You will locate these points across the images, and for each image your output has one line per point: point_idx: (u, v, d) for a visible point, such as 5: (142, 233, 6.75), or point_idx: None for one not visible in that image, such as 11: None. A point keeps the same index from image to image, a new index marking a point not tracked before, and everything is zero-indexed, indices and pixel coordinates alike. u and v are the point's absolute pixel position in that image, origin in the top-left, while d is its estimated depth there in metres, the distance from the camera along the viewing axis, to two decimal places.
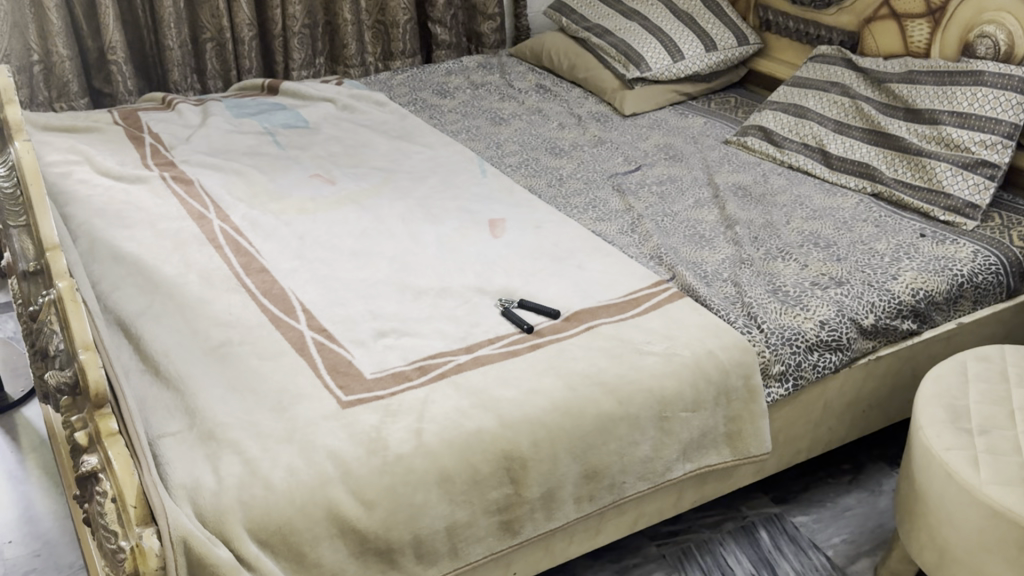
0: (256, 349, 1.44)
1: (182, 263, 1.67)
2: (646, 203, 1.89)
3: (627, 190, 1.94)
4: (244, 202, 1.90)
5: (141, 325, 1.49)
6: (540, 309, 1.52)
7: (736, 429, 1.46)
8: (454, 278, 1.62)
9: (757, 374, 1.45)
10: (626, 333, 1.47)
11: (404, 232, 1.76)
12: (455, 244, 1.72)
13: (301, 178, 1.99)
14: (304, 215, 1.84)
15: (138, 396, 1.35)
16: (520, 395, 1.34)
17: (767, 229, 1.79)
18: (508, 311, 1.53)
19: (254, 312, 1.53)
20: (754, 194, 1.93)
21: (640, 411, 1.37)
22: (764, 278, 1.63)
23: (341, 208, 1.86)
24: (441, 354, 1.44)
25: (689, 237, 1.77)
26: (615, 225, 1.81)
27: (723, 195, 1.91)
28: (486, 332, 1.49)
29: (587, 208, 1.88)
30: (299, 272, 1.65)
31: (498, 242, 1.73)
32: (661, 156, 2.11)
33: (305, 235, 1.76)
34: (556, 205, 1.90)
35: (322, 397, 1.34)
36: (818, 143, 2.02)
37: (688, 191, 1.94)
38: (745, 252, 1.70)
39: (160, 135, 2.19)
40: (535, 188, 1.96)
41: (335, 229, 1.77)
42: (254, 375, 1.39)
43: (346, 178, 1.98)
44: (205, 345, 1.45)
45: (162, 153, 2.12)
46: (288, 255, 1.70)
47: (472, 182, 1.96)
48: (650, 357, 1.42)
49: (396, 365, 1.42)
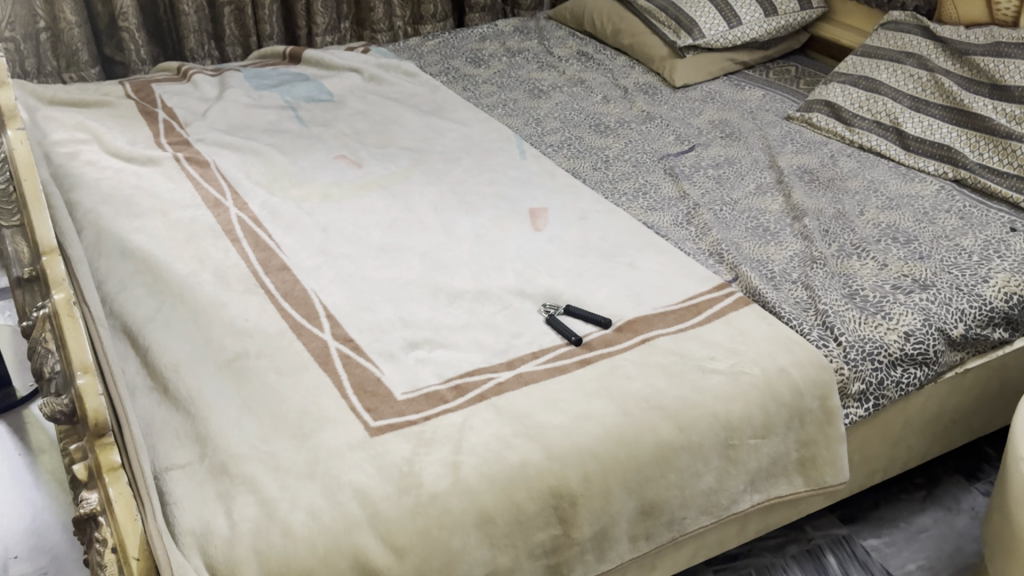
0: (275, 362, 1.30)
1: (195, 259, 1.53)
2: (702, 190, 1.73)
3: (680, 175, 1.77)
4: (263, 187, 1.75)
5: (149, 333, 1.35)
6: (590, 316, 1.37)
7: (810, 455, 1.30)
8: (494, 279, 1.46)
9: (835, 395, 1.30)
10: (686, 347, 1.31)
11: (436, 224, 1.61)
12: (493, 238, 1.57)
13: (325, 160, 1.84)
14: (327, 203, 1.69)
15: (145, 420, 1.21)
16: (569, 421, 1.19)
17: (838, 221, 1.63)
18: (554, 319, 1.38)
19: (273, 318, 1.39)
20: (822, 179, 1.76)
21: (704, 438, 1.22)
22: (839, 281, 1.46)
23: (368, 196, 1.70)
24: (480, 371, 1.29)
25: (752, 230, 1.60)
26: (669, 216, 1.65)
27: (787, 180, 1.73)
28: (529, 344, 1.34)
29: (637, 196, 1.71)
30: (322, 271, 1.50)
31: (540, 235, 1.57)
32: (717, 135, 1.93)
33: (329, 227, 1.61)
34: (602, 191, 1.73)
35: (347, 422, 1.19)
36: (892, 121, 1.83)
37: (747, 175, 1.77)
38: (816, 248, 1.53)
39: (174, 110, 2.03)
40: (580, 172, 1.80)
41: (361, 220, 1.62)
42: (272, 394, 1.24)
43: (374, 160, 1.82)
44: (218, 357, 1.31)
45: (176, 130, 1.96)
46: (311, 250, 1.55)
47: (510, 165, 1.79)
48: (714, 376, 1.27)
49: (430, 384, 1.27)
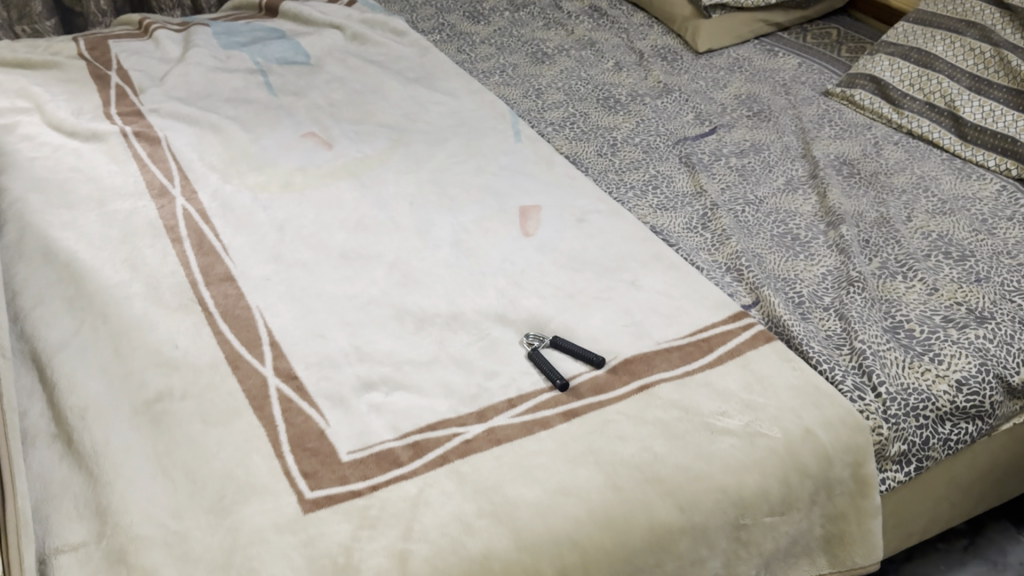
0: (203, 405, 1.10)
1: (128, 264, 1.32)
2: (723, 184, 1.49)
3: (698, 164, 1.54)
4: (217, 172, 1.52)
5: (60, 362, 1.15)
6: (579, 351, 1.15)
7: (837, 531, 1.09)
8: (470, 299, 1.24)
9: (871, 460, 1.08)
10: (692, 399, 1.09)
11: (410, 222, 1.39)
12: (474, 244, 1.34)
13: (290, 137, 1.61)
14: (287, 192, 1.47)
15: (40, 482, 1.01)
16: (545, 497, 0.99)
17: (880, 227, 1.39)
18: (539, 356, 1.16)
19: (207, 345, 1.18)
20: (862, 173, 1.52)
21: (709, 519, 1.00)
22: (879, 310, 1.24)
23: (335, 184, 1.48)
24: (444, 424, 1.08)
25: (778, 238, 1.38)
26: (682, 217, 1.42)
27: (822, 173, 1.49)
28: (505, 388, 1.12)
29: (646, 190, 1.48)
30: (272, 282, 1.29)
31: (529, 242, 1.35)
32: (743, 113, 1.69)
33: (286, 225, 1.39)
34: (606, 183, 1.50)
35: (277, 493, 0.99)
36: (948, 104, 1.58)
37: (776, 166, 1.53)
38: (853, 264, 1.30)
39: (130, 73, 1.80)
40: (582, 159, 1.56)
41: (324, 217, 1.40)
42: (193, 450, 1.04)
43: (347, 139, 1.60)
44: (137, 399, 1.10)
45: (129, 97, 1.74)
46: (262, 254, 1.34)
47: (501, 149, 1.56)
48: (726, 439, 1.05)
49: (382, 440, 1.06)
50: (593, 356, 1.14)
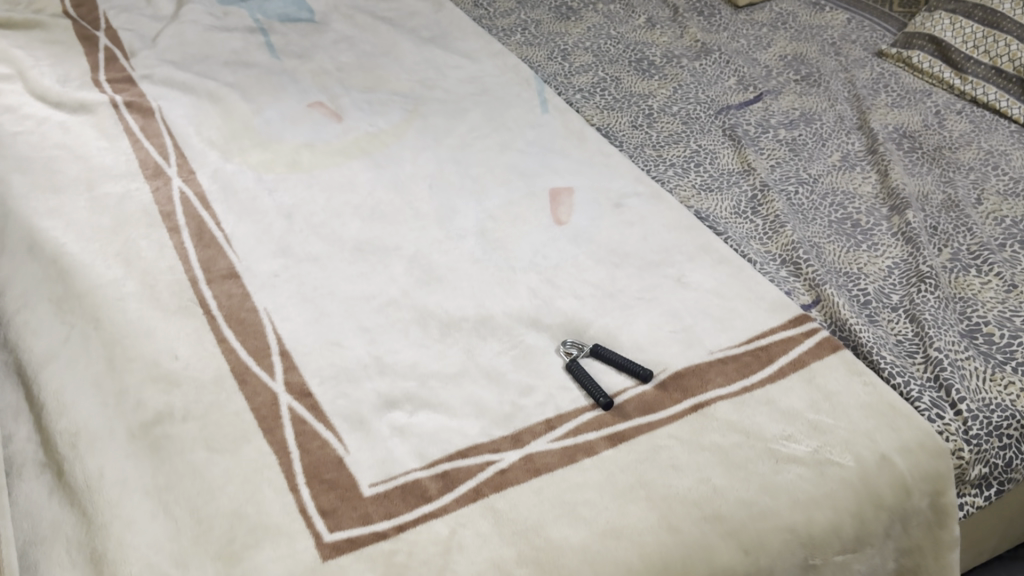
0: (207, 429, 0.99)
1: (122, 258, 1.19)
2: (772, 160, 1.37)
3: (744, 138, 1.41)
4: (217, 149, 1.39)
5: (47, 376, 1.03)
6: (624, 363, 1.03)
7: (911, 566, 0.97)
8: (500, 300, 1.12)
9: (951, 488, 0.97)
10: (753, 421, 0.98)
11: (430, 209, 1.26)
12: (501, 233, 1.22)
13: (296, 109, 1.47)
14: (294, 173, 1.34)
15: (27, 521, 0.90)
16: (594, 540, 0.87)
17: (948, 211, 1.27)
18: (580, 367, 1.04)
19: (210, 356, 1.07)
20: (925, 148, 1.39)
21: (776, 562, 0.89)
22: (953, 309, 1.12)
23: (346, 164, 1.35)
24: (477, 450, 0.96)
25: (837, 224, 1.25)
26: (730, 200, 1.30)
27: (882, 148, 1.36)
28: (542, 406, 1.01)
29: (688, 168, 1.36)
30: (280, 279, 1.17)
31: (563, 231, 1.22)
32: (790, 77, 1.56)
33: (294, 212, 1.27)
34: (644, 160, 1.37)
35: (292, 535, 0.88)
36: (1017, 70, 1.44)
37: (830, 140, 1.41)
38: (922, 255, 1.18)
39: (120, 35, 1.66)
40: (617, 132, 1.44)
41: (335, 203, 1.28)
42: (197, 483, 0.93)
43: (358, 111, 1.46)
44: (134, 422, 0.99)
45: (120, 62, 1.59)
46: (269, 247, 1.21)
47: (527, 124, 1.43)
48: (793, 470, 0.94)
49: (408, 470, 0.94)
50: (640, 369, 1.02)
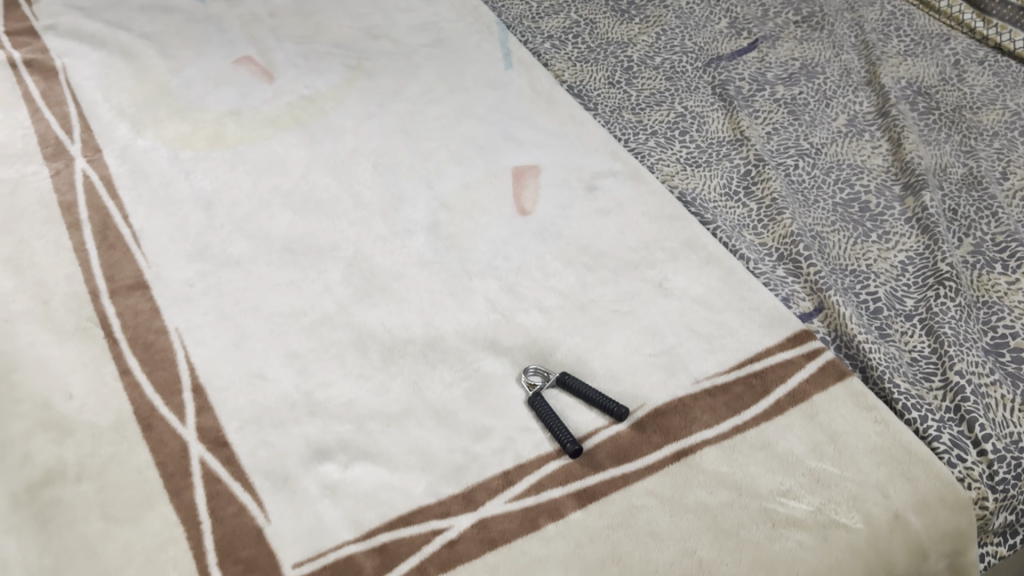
0: (104, 492, 0.83)
1: (12, 264, 1.02)
2: (769, 126, 1.20)
3: (736, 99, 1.23)
4: (129, 121, 1.20)
5: None
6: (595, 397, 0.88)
7: None
8: (452, 317, 0.96)
9: (973, 547, 0.83)
10: (745, 474, 0.83)
11: (373, 196, 1.09)
12: (455, 227, 1.05)
13: (221, 68, 1.28)
14: (217, 151, 1.15)
15: None
16: None
17: (970, 190, 1.11)
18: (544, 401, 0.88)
19: (111, 393, 0.91)
20: (942, 110, 1.22)
21: None
22: (976, 317, 0.97)
23: (277, 138, 1.17)
24: (423, 515, 0.82)
25: (841, 208, 1.09)
26: (720, 177, 1.13)
27: (894, 111, 1.19)
28: (499, 454, 0.86)
29: (673, 136, 1.19)
30: (196, 291, 1.00)
31: (527, 223, 1.05)
32: (790, 20, 1.38)
33: (215, 201, 1.09)
34: (621, 126, 1.20)
35: None
36: None
37: (834, 100, 1.24)
38: (941, 248, 1.02)
39: None
40: (590, 92, 1.26)
41: (263, 190, 1.10)
42: (90, 565, 0.78)
43: (292, 70, 1.27)
44: (18, 484, 0.83)
45: (19, 8, 1.38)
46: (183, 247, 1.04)
47: (487, 88, 1.24)
48: (791, 537, 0.80)
49: (341, 544, 0.80)
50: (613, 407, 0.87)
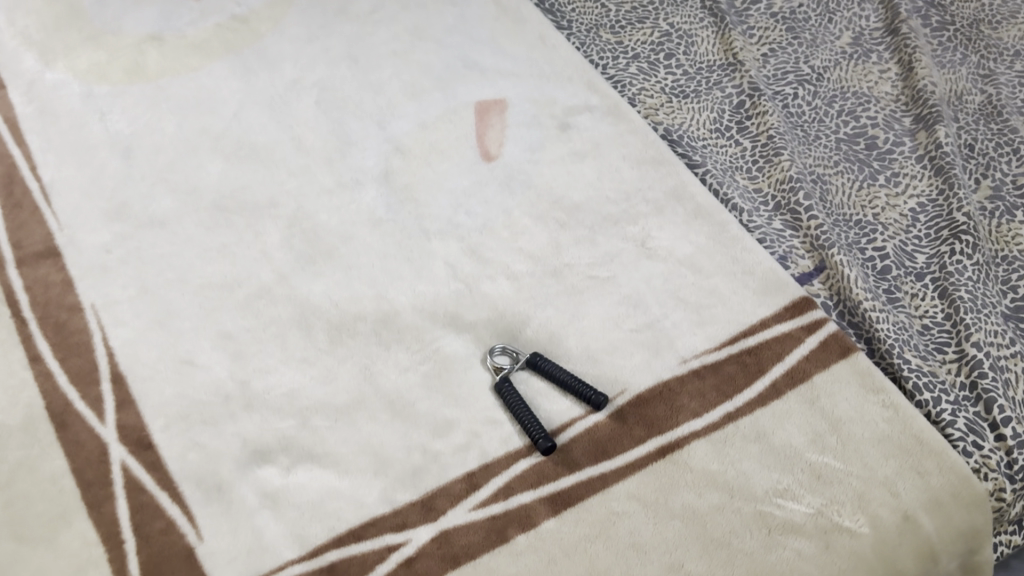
0: (14, 507, 0.73)
1: None
2: (765, 47, 1.07)
3: (728, 14, 1.09)
4: (35, 49, 1.05)
5: None
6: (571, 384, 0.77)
7: None
8: (407, 286, 0.85)
9: (988, 546, 0.75)
10: (738, 473, 0.74)
11: (317, 140, 0.95)
12: (410, 176, 0.92)
13: None
14: (137, 85, 1.01)
15: None
16: None
17: (989, 121, 0.99)
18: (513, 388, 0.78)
19: (20, 387, 0.79)
20: (958, 25, 1.09)
21: None
22: (995, 275, 0.87)
23: (205, 69, 1.02)
24: (377, 528, 0.72)
25: (845, 144, 0.97)
26: (711, 110, 1.00)
27: (906, 28, 1.06)
28: (462, 453, 0.76)
29: (658, 61, 1.06)
30: (115, 259, 0.87)
31: (492, 171, 0.92)
32: None
33: (135, 148, 0.95)
34: (598, 50, 1.07)
35: None
36: None
37: (838, 16, 1.10)
38: (958, 193, 0.91)
39: None
40: (564, 10, 1.12)
41: (190, 133, 0.96)
42: None
43: None
44: None
45: None
46: (99, 204, 0.91)
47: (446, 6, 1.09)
48: (790, 546, 0.71)
49: (284, 566, 0.70)
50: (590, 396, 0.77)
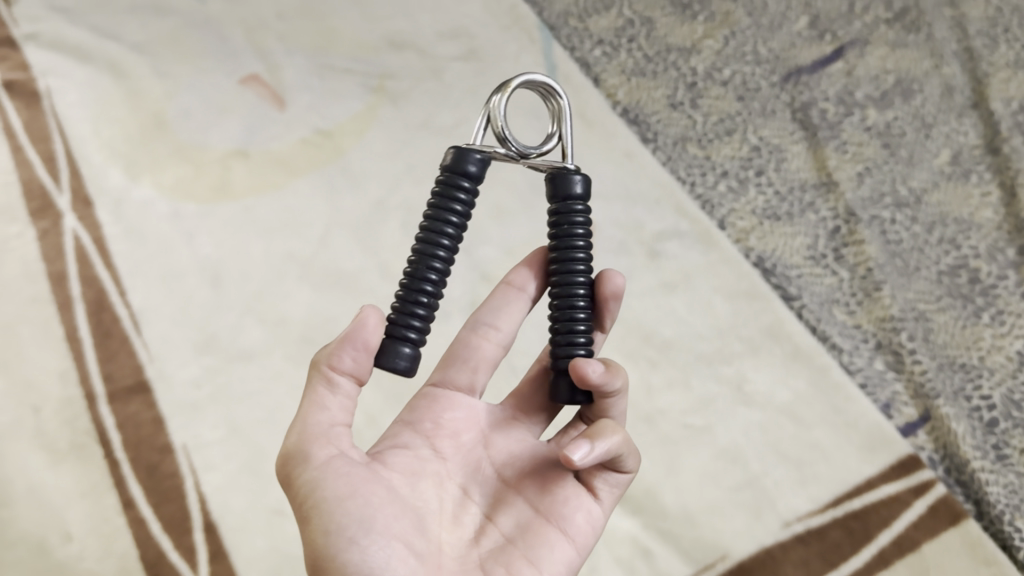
0: None
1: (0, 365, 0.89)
2: (866, 155, 1.00)
3: (820, 129, 1.03)
4: (122, 164, 1.02)
5: None
6: (390, 351, 0.56)
7: None
8: None
9: None
10: None
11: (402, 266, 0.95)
12: None
13: (224, 88, 1.07)
14: (222, 202, 1.00)
15: None
16: None
17: None
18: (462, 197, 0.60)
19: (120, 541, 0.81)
20: None
21: None
22: None
23: (290, 188, 1.00)
24: None
25: (947, 277, 0.92)
26: (805, 238, 0.95)
27: (995, 110, 1.01)
28: None
29: (751, 167, 1.00)
30: (205, 396, 0.88)
31: None
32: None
33: (222, 274, 0.95)
34: (685, 166, 1.01)
35: None
36: None
37: (944, 109, 1.03)
38: None
39: None
40: (650, 120, 1.05)
41: (275, 257, 0.96)
42: None
43: (300, 88, 1.08)
44: None
45: None
46: (188, 335, 0.91)
47: (518, 96, 1.06)
48: None
49: None
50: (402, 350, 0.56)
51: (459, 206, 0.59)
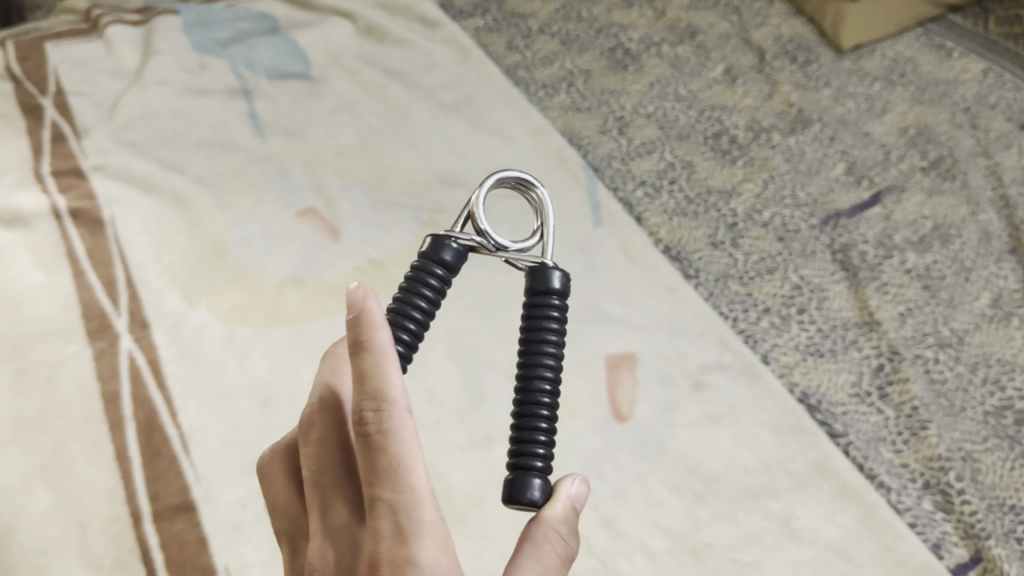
0: None
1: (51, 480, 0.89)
2: (906, 297, 1.02)
3: (860, 270, 1.04)
4: (180, 288, 1.05)
5: None
6: (524, 483, 0.53)
7: None
8: None
9: None
10: None
11: (449, 391, 0.96)
12: None
13: (283, 220, 1.12)
14: (276, 326, 1.02)
15: None
16: None
17: None
18: (440, 281, 0.57)
19: None
20: None
21: None
22: None
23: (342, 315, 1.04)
24: None
25: (993, 417, 0.92)
26: (850, 375, 0.95)
27: None
28: None
29: (792, 305, 1.02)
30: (250, 516, 0.89)
31: (625, 433, 0.91)
32: (914, 146, 1.17)
33: (272, 395, 0.97)
34: (727, 302, 1.03)
35: None
36: None
37: (980, 254, 1.05)
38: None
39: (54, 83, 1.26)
40: (692, 257, 1.08)
41: None
42: None
43: (355, 220, 1.13)
44: None
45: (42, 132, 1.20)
46: (236, 456, 0.92)
47: (564, 232, 1.10)
48: None
49: None
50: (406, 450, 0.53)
51: (554, 327, 0.56)
